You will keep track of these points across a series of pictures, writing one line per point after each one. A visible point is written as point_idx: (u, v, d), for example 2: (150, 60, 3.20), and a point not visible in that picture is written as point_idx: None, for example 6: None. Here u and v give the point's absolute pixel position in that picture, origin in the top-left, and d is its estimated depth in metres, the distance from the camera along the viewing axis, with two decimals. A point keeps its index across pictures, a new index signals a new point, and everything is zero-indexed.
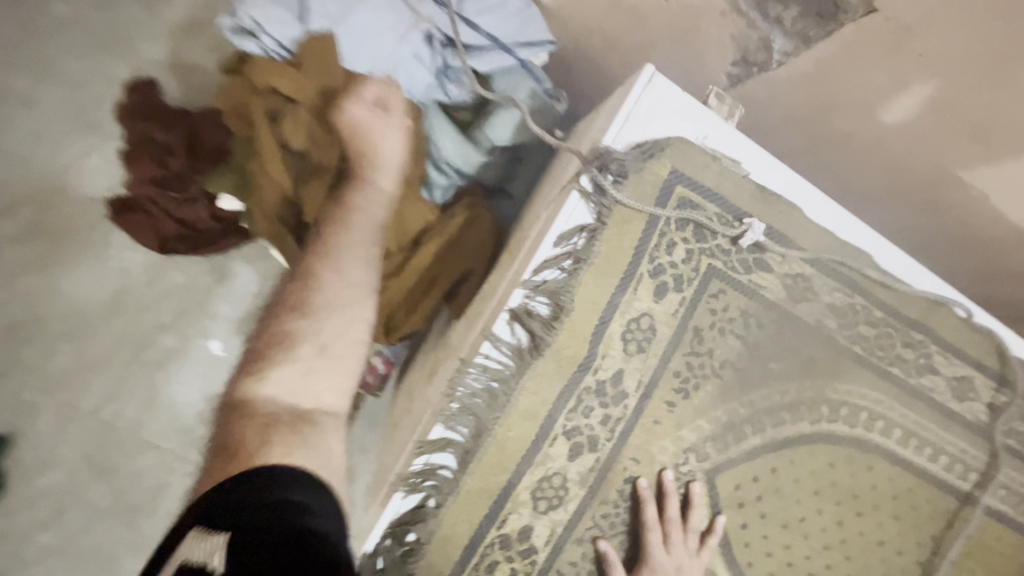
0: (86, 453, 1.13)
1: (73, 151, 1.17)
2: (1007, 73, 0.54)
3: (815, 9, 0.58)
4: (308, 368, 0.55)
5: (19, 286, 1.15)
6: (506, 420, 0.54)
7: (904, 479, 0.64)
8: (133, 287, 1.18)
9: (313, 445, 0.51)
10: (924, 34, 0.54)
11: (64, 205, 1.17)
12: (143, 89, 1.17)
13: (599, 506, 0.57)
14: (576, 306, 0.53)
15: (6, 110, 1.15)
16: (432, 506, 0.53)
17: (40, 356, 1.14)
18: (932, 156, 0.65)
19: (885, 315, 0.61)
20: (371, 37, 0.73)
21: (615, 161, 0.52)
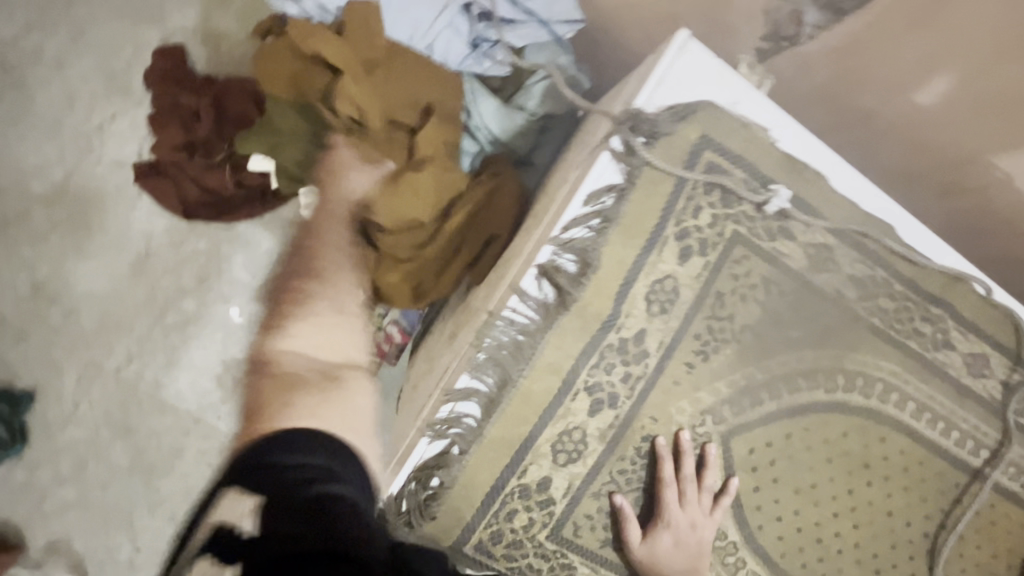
0: (108, 409, 1.17)
1: (102, 115, 1.20)
2: None
3: None
4: (320, 324, 0.64)
5: (48, 246, 1.18)
6: (530, 373, 0.55)
7: (915, 452, 0.65)
8: (156, 251, 1.20)
9: (333, 398, 0.56)
10: (952, 8, 0.55)
11: (92, 168, 1.19)
12: (170, 54, 1.18)
13: (617, 462, 0.58)
14: (602, 265, 0.55)
15: (43, 75, 1.19)
16: (456, 453, 0.55)
17: (66, 315, 1.17)
18: (958, 136, 0.63)
19: (905, 288, 0.62)
20: (411, 6, 0.75)
21: (647, 123, 0.53)
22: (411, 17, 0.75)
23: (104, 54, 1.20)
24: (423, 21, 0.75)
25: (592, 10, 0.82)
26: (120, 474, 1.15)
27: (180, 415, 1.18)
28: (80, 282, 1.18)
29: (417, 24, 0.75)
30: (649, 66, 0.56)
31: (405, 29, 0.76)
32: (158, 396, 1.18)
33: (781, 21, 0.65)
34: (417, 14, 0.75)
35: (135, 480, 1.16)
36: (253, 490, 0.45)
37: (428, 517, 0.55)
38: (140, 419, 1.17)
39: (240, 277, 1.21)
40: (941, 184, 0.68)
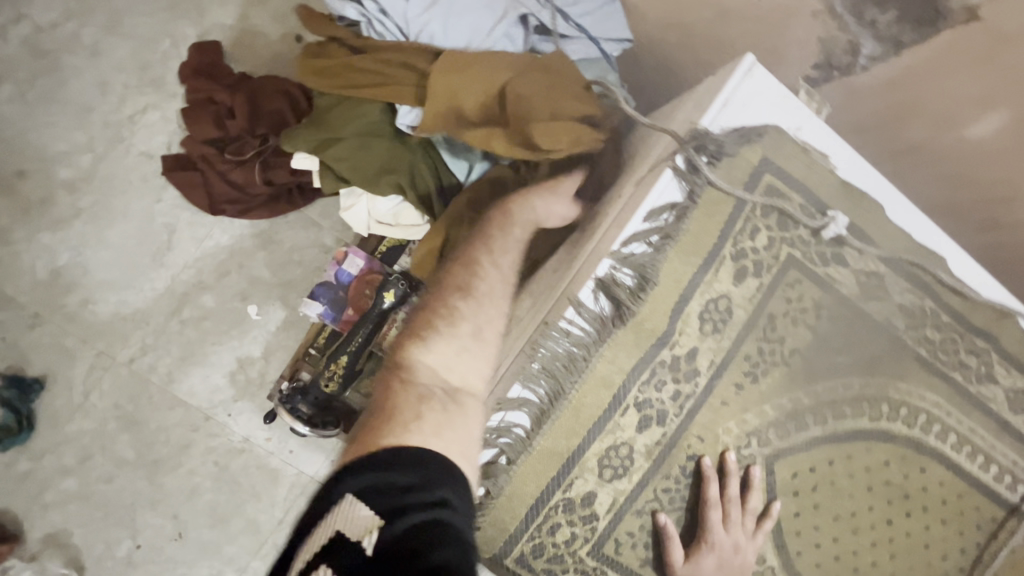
0: (120, 401, 1.15)
1: (134, 106, 1.20)
2: None
3: (913, 15, 0.59)
4: (462, 349, 0.55)
5: (70, 233, 1.17)
6: (583, 386, 0.55)
7: (955, 485, 0.65)
8: (179, 243, 1.19)
9: (456, 423, 0.50)
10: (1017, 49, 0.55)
11: (121, 157, 1.19)
12: (207, 50, 1.19)
13: (662, 480, 0.58)
14: (660, 281, 0.55)
15: (78, 63, 1.19)
16: (503, 463, 0.54)
17: (84, 303, 1.16)
18: (1006, 173, 0.63)
19: (951, 320, 0.62)
20: (469, 13, 0.74)
21: (713, 143, 0.54)
22: (466, 22, 0.74)
23: (141, 46, 1.21)
24: (477, 26, 0.74)
25: (641, 30, 0.83)
26: (128, 467, 1.13)
27: (194, 410, 1.16)
28: (101, 270, 1.17)
29: (472, 29, 0.74)
30: (713, 87, 0.57)
31: (459, 33, 0.74)
32: (171, 390, 1.16)
33: (835, 51, 0.66)
34: (471, 19, 0.74)
35: (142, 474, 1.13)
36: (352, 503, 0.41)
37: (472, 526, 0.55)
38: (152, 412, 1.15)
39: (263, 274, 1.20)
40: (978, 216, 0.69)
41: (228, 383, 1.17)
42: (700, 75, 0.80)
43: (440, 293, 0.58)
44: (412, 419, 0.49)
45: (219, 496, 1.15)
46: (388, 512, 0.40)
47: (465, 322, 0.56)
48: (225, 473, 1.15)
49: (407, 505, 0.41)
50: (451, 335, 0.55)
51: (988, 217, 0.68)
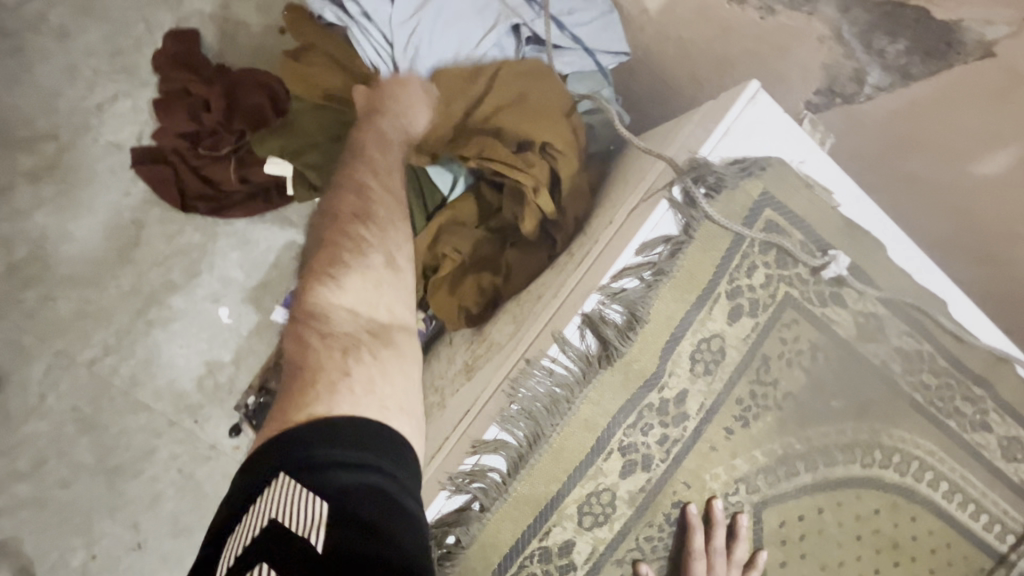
0: (77, 405, 1.08)
1: (102, 93, 1.13)
2: None
3: (924, 47, 0.55)
4: (379, 281, 0.58)
5: (28, 224, 1.10)
6: (564, 429, 0.51)
7: (943, 534, 0.63)
8: (147, 241, 1.13)
9: (390, 368, 0.54)
10: None
11: (86, 147, 1.12)
12: (182, 37, 1.12)
13: (645, 528, 0.54)
14: (651, 319, 0.51)
15: (43, 45, 1.12)
16: (476, 509, 0.51)
17: (41, 300, 1.09)
18: (1009, 220, 0.60)
19: (949, 365, 0.60)
20: (457, 20, 0.71)
21: (712, 175, 0.50)
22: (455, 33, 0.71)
23: (113, 30, 1.14)
24: (466, 37, 0.72)
25: (640, 43, 0.80)
26: (82, 476, 1.07)
27: (157, 417, 1.10)
28: (62, 265, 1.10)
29: (460, 40, 0.72)
30: (713, 114, 0.54)
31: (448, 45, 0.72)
32: (132, 395, 1.10)
33: (840, 79, 0.63)
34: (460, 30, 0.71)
35: (97, 484, 1.07)
36: (304, 493, 0.41)
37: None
38: (112, 418, 1.09)
39: (236, 276, 1.14)
40: (974, 262, 0.66)
41: (194, 389, 1.11)
42: (699, 93, 0.76)
43: (339, 225, 0.60)
44: (339, 378, 0.50)
45: (180, 509, 1.09)
46: (335, 498, 0.41)
47: (375, 251, 0.59)
48: (188, 484, 1.09)
49: (362, 495, 0.42)
50: (362, 274, 0.57)
51: (982, 261, 0.65)
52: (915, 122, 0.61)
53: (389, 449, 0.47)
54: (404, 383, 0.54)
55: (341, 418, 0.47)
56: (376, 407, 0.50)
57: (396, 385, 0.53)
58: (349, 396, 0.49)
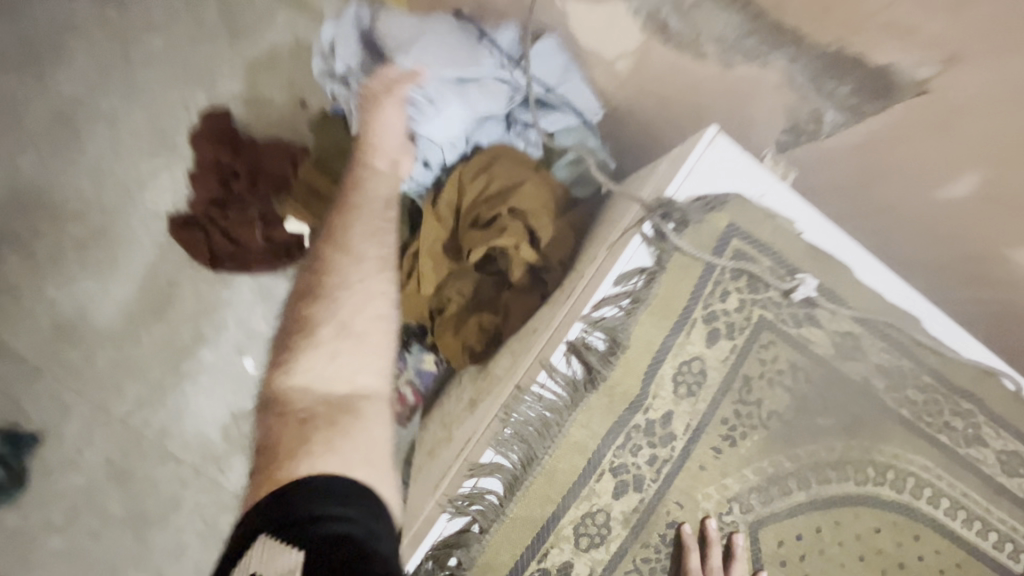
0: (111, 457, 1.14)
1: (142, 169, 1.25)
2: None
3: (869, 87, 0.59)
4: (332, 353, 0.66)
5: (74, 289, 1.20)
6: (556, 451, 0.54)
7: (952, 553, 0.62)
8: (179, 299, 1.22)
9: (348, 431, 0.62)
10: (969, 119, 0.55)
11: (128, 217, 1.23)
12: (214, 116, 1.25)
13: (641, 550, 0.56)
14: (632, 344, 0.55)
15: (92, 130, 1.25)
16: (476, 531, 0.54)
17: (83, 357, 1.18)
18: (981, 237, 0.64)
19: (934, 380, 0.61)
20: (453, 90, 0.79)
21: (681, 212, 0.55)
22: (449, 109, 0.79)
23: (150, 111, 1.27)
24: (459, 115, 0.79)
25: (618, 96, 0.87)
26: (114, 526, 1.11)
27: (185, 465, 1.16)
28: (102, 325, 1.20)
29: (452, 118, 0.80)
30: (678, 156, 0.59)
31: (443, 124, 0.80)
32: (163, 446, 1.16)
33: (801, 118, 0.69)
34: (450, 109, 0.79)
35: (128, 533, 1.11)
36: (285, 545, 0.48)
37: None
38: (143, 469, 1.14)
39: (260, 328, 1.22)
40: (971, 274, 0.67)
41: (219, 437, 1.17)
42: (678, 138, 0.83)
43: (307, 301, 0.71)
44: (301, 445, 0.60)
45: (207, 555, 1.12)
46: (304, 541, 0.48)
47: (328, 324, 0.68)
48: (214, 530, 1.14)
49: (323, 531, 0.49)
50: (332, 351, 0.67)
51: (980, 271, 0.66)
52: (887, 140, 0.63)
53: (350, 497, 0.54)
54: (370, 446, 0.62)
55: (313, 480, 0.54)
56: (337, 461, 0.58)
57: (364, 449, 0.61)
58: (312, 456, 0.58)
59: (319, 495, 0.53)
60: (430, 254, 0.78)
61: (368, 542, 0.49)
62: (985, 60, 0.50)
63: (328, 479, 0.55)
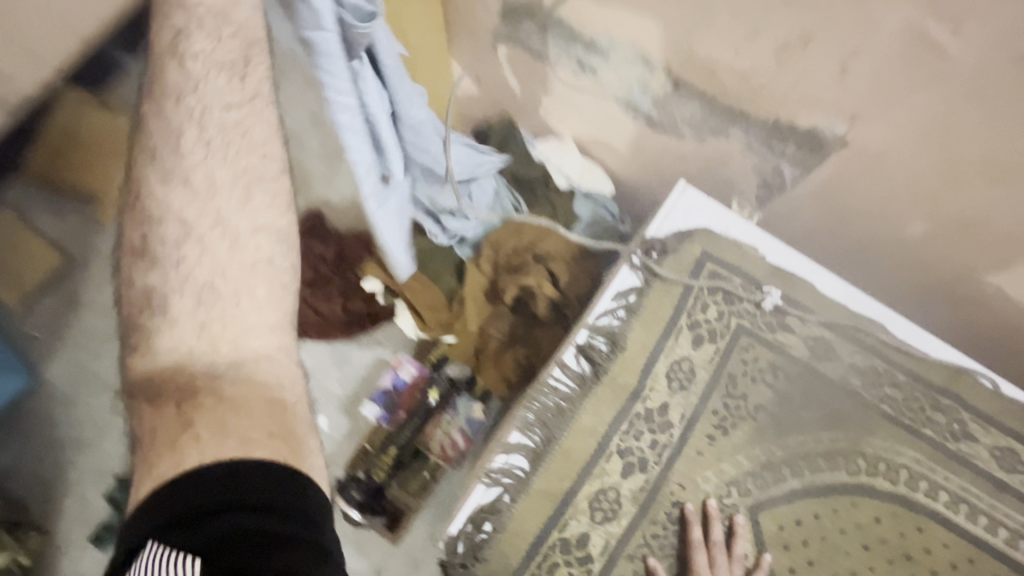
0: None
1: None
2: (964, 186, 0.67)
3: (808, 145, 0.76)
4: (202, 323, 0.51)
5: None
6: (571, 434, 0.67)
7: (962, 548, 0.65)
8: None
9: (246, 411, 0.50)
10: (888, 161, 0.70)
11: None
12: None
13: (650, 526, 0.65)
14: (630, 346, 0.69)
15: None
16: (507, 500, 0.65)
17: None
18: (940, 252, 0.77)
19: (910, 379, 0.69)
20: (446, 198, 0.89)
21: (659, 242, 0.73)
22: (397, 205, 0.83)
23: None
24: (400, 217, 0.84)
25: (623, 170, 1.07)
26: None
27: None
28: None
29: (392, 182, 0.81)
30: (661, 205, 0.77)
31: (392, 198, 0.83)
32: None
33: (768, 175, 0.85)
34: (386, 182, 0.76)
35: None
36: (174, 555, 0.38)
37: (480, 559, 0.64)
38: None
39: None
40: (944, 285, 0.80)
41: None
42: None
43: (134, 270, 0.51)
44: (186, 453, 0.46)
45: None
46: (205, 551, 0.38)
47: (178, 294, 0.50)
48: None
49: (235, 523, 0.40)
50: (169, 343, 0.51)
51: (953, 282, 0.79)
52: (838, 191, 0.79)
53: (273, 481, 0.44)
54: (266, 420, 0.50)
55: (208, 469, 0.44)
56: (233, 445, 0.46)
57: (275, 419, 0.51)
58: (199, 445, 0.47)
59: (208, 491, 0.43)
60: (473, 301, 0.95)
61: (284, 531, 0.41)
62: (881, 127, 0.67)
63: (209, 480, 0.43)
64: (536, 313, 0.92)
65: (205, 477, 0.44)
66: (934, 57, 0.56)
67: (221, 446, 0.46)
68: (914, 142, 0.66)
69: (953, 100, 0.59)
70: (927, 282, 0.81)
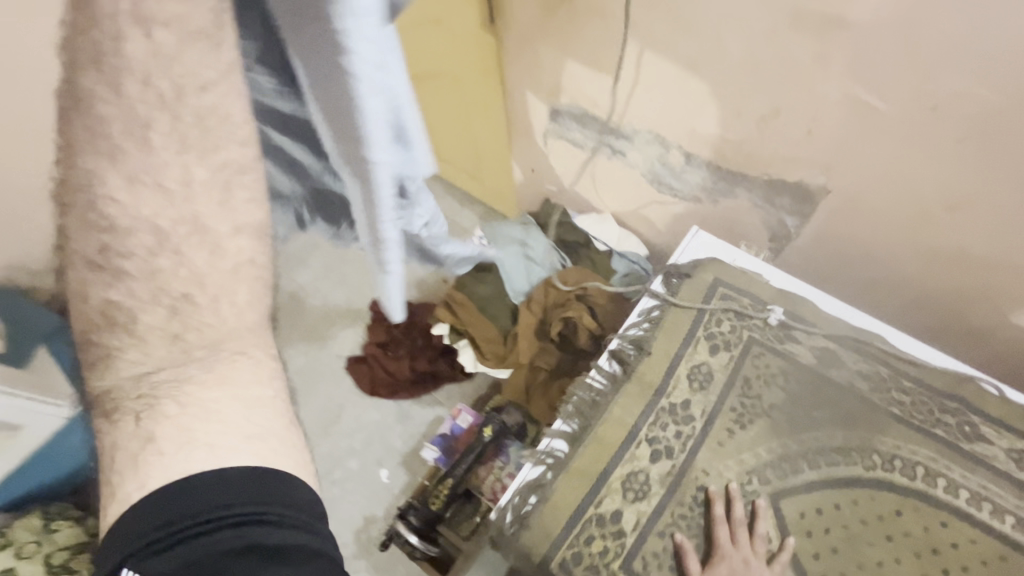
0: None
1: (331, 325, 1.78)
2: (938, 221, 0.80)
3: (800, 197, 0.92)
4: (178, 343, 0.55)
5: None
6: (604, 422, 0.78)
7: (989, 544, 0.67)
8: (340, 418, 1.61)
9: (220, 409, 0.56)
10: (868, 205, 0.86)
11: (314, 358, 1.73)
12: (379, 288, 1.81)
13: (677, 506, 0.73)
14: (653, 351, 0.82)
15: None
16: (549, 477, 0.76)
17: None
18: (936, 284, 0.88)
19: (915, 384, 0.77)
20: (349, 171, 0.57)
21: (675, 272, 0.88)
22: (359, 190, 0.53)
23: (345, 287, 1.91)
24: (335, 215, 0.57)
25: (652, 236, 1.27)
26: None
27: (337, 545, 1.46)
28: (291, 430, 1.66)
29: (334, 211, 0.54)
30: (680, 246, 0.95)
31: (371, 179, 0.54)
32: None
33: (773, 226, 1.00)
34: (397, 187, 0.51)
35: None
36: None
37: (525, 528, 0.73)
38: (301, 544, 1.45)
39: (395, 444, 1.57)
40: (949, 315, 0.90)
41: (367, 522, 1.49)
42: None
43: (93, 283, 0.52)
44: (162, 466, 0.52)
45: None
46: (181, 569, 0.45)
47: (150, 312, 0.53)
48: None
49: (206, 535, 0.46)
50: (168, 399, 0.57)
51: (959, 310, 0.88)
52: (838, 234, 0.93)
53: (235, 488, 0.49)
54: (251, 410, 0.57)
55: (171, 488, 0.49)
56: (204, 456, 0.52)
57: (256, 419, 0.57)
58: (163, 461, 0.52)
59: (220, 497, 0.49)
60: (525, 337, 1.11)
61: (250, 535, 0.46)
62: (852, 175, 0.83)
63: (223, 488, 0.49)
64: (579, 345, 1.06)
65: (172, 495, 0.49)
66: (872, 114, 0.75)
67: (190, 458, 0.52)
68: (882, 182, 0.81)
69: (910, 145, 0.75)
70: (936, 305, 0.91)
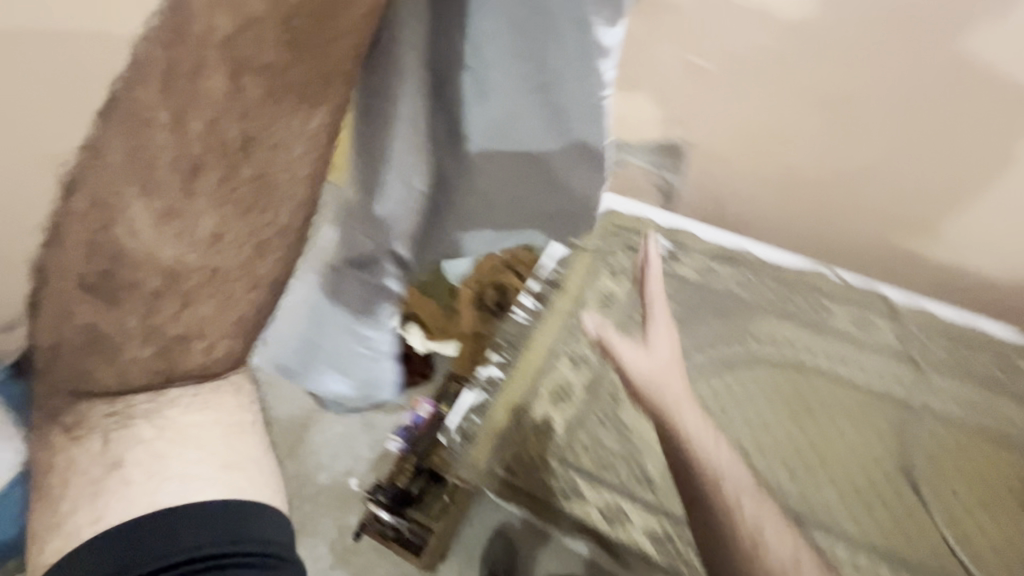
0: None
1: None
2: (797, 165, 0.77)
3: None
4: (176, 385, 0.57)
5: None
6: (529, 348, 0.91)
7: (836, 389, 0.88)
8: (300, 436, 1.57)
9: (199, 438, 0.59)
10: (729, 164, 0.80)
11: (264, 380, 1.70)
12: None
13: (598, 404, 0.87)
14: (565, 287, 0.95)
15: None
16: (488, 399, 0.87)
17: None
18: (801, 227, 0.86)
19: (776, 280, 0.91)
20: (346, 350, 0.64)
21: None
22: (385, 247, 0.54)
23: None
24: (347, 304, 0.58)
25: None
26: None
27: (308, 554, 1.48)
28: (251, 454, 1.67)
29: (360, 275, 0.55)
30: None
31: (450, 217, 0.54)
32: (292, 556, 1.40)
33: None
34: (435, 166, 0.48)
35: None
36: None
37: (472, 442, 0.85)
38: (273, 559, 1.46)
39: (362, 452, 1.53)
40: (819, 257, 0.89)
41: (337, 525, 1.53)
42: None
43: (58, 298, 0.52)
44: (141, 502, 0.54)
45: None
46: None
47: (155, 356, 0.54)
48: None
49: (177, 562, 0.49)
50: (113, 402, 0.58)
51: (827, 250, 0.88)
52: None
53: (202, 521, 0.52)
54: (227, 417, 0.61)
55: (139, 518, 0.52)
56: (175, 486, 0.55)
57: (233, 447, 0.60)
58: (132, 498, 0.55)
59: (194, 534, 0.51)
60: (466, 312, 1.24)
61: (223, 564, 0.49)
62: (707, 125, 0.75)
63: (203, 525, 0.52)
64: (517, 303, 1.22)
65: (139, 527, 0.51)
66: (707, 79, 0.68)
67: (158, 489, 0.55)
68: (738, 140, 0.75)
69: (765, 99, 0.69)
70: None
